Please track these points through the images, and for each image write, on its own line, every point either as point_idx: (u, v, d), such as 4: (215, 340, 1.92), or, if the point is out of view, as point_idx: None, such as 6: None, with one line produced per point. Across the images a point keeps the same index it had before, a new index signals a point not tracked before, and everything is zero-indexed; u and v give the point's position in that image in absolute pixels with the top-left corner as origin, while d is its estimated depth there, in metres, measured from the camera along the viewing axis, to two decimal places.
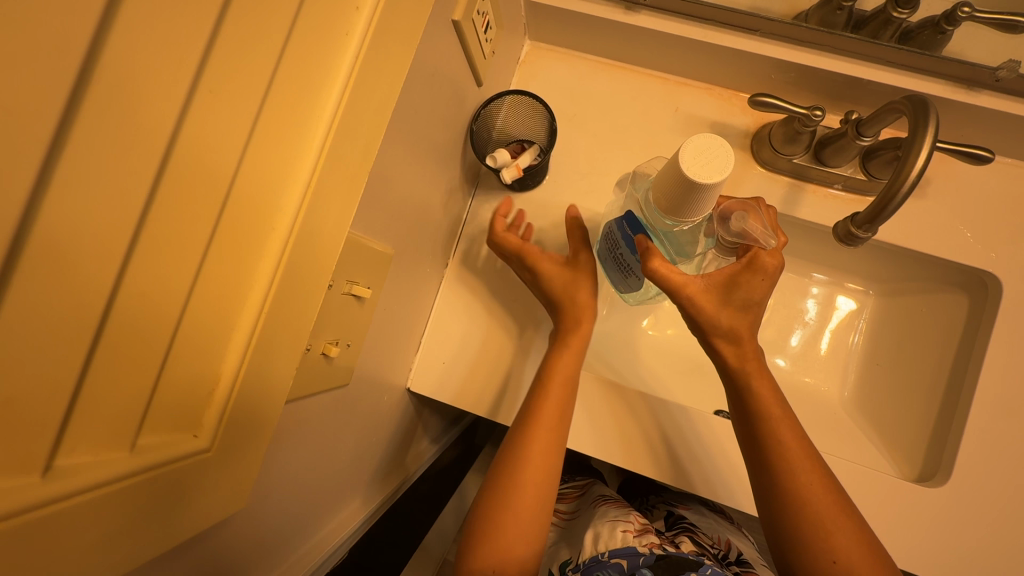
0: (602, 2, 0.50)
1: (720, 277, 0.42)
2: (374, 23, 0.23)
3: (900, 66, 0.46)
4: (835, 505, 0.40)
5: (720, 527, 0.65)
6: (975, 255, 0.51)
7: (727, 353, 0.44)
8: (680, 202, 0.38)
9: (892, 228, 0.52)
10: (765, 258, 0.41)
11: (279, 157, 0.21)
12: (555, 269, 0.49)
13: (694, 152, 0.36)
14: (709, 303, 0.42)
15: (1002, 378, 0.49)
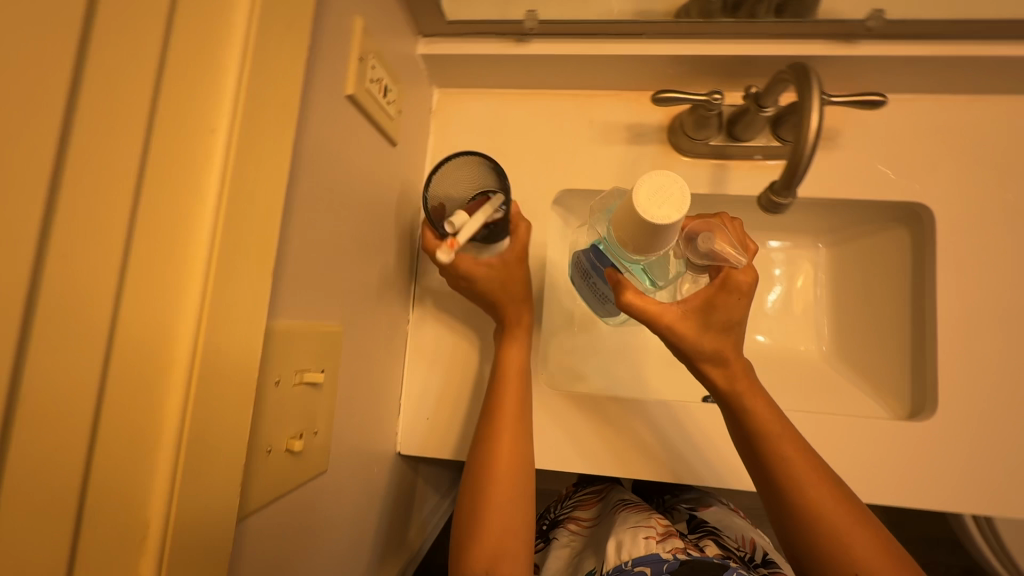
0: (494, 40, 0.52)
1: (698, 301, 0.42)
2: (242, 96, 0.21)
3: (782, 35, 0.49)
4: (845, 513, 0.40)
5: (743, 526, 0.65)
6: (902, 190, 0.53)
7: (716, 376, 0.43)
8: (643, 242, 0.37)
9: (820, 183, 0.54)
10: (738, 280, 0.40)
11: (163, 271, 0.19)
12: (489, 266, 0.47)
13: (647, 191, 0.36)
14: (689, 331, 0.41)
15: (958, 299, 0.51)
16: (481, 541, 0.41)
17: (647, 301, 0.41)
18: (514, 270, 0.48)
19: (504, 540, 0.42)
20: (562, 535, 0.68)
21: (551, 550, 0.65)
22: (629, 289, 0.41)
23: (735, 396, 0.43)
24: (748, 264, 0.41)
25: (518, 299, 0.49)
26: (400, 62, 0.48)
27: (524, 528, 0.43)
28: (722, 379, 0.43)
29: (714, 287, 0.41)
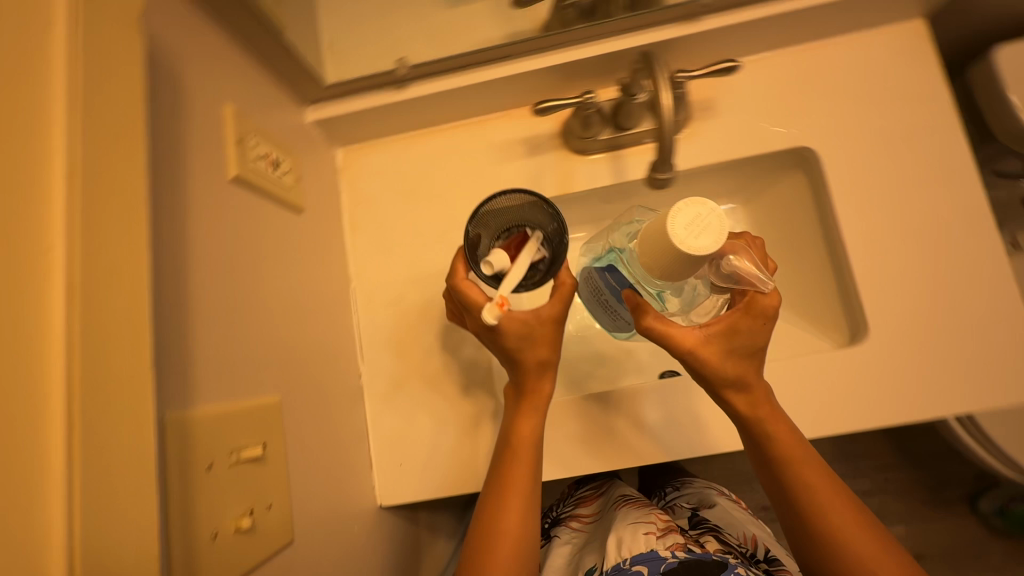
0: (376, 92, 0.55)
1: (722, 329, 0.43)
2: (72, 217, 0.22)
3: (633, 29, 0.52)
4: (861, 530, 0.42)
5: (749, 519, 0.66)
6: (789, 137, 0.56)
7: (739, 402, 0.44)
8: (670, 269, 0.39)
9: (713, 149, 0.57)
10: (762, 308, 0.41)
11: (22, 407, 0.21)
12: (526, 331, 0.45)
13: (683, 219, 0.37)
14: (711, 359, 0.42)
15: (862, 224, 0.54)
16: None
17: (670, 327, 0.43)
18: (551, 339, 0.46)
19: None
20: (564, 532, 0.72)
21: (554, 545, 0.70)
22: (653, 320, 0.43)
23: (759, 419, 0.44)
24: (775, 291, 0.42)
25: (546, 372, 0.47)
26: (288, 133, 0.49)
27: None
28: (746, 403, 0.44)
29: (736, 314, 0.42)
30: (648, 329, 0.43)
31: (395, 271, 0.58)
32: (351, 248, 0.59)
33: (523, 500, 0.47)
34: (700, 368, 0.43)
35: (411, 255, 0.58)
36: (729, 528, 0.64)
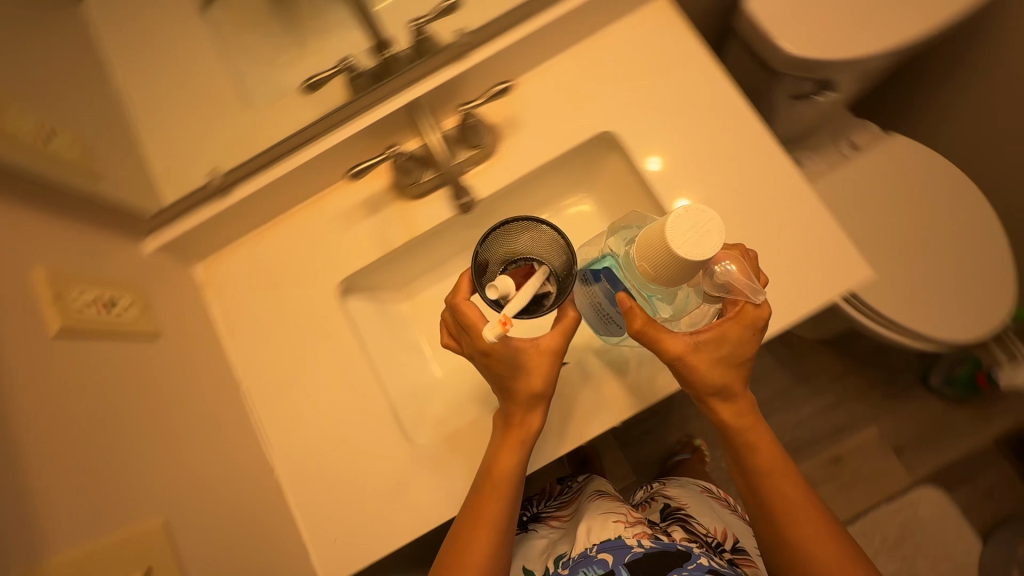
0: (207, 205, 0.59)
1: (720, 340, 0.48)
2: None
3: (414, 82, 0.59)
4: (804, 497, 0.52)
5: (711, 517, 0.88)
6: (590, 127, 0.62)
7: (721, 403, 0.51)
8: (669, 272, 0.42)
9: (532, 156, 0.62)
10: (749, 318, 0.48)
11: None
12: (524, 363, 0.49)
13: (690, 226, 0.41)
14: (701, 371, 0.49)
15: (673, 183, 0.59)
16: None
17: (662, 332, 0.47)
18: (546, 371, 0.49)
19: None
20: (542, 527, 0.80)
21: (529, 534, 0.78)
22: (644, 320, 0.46)
23: (741, 431, 0.52)
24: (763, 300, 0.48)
25: (536, 404, 0.51)
26: (124, 272, 0.53)
27: None
28: (731, 417, 0.52)
29: (732, 320, 0.48)
30: (640, 327, 0.46)
31: (281, 357, 0.60)
32: (231, 351, 0.60)
33: (497, 527, 0.51)
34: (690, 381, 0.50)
35: (291, 338, 0.61)
36: (695, 525, 0.83)
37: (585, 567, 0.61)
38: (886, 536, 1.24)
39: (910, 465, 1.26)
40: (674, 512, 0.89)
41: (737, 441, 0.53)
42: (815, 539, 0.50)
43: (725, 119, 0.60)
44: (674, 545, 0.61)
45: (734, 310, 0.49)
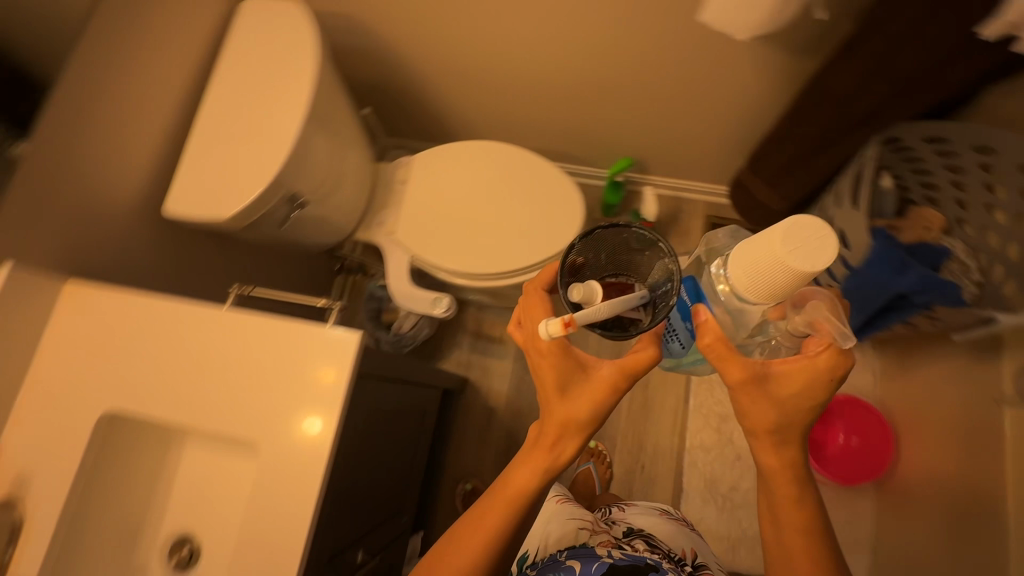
0: None
1: (795, 379, 0.60)
2: None
3: None
4: (798, 508, 0.66)
5: (680, 538, 1.00)
6: (80, 426, 0.65)
7: (774, 431, 0.62)
8: (767, 281, 0.52)
9: (52, 489, 0.63)
10: (824, 360, 0.59)
11: None
12: (585, 382, 0.63)
13: (795, 235, 0.50)
14: (761, 401, 0.61)
15: (168, 406, 0.65)
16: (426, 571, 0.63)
17: (734, 362, 0.58)
18: (601, 397, 0.62)
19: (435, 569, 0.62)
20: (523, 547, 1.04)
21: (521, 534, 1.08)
22: (713, 341, 0.57)
23: (779, 476, 0.64)
24: (846, 350, 0.59)
25: (568, 430, 0.63)
26: None
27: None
28: (775, 461, 0.64)
29: (808, 361, 0.59)
30: (710, 345, 0.57)
31: None
32: None
33: (495, 537, 0.62)
34: (741, 408, 0.62)
35: None
36: (658, 544, 0.94)
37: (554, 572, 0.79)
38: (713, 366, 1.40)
39: None
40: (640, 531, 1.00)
41: (779, 479, 0.66)
42: (793, 536, 0.66)
43: (182, 325, 0.67)
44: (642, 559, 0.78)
45: (818, 348, 0.59)
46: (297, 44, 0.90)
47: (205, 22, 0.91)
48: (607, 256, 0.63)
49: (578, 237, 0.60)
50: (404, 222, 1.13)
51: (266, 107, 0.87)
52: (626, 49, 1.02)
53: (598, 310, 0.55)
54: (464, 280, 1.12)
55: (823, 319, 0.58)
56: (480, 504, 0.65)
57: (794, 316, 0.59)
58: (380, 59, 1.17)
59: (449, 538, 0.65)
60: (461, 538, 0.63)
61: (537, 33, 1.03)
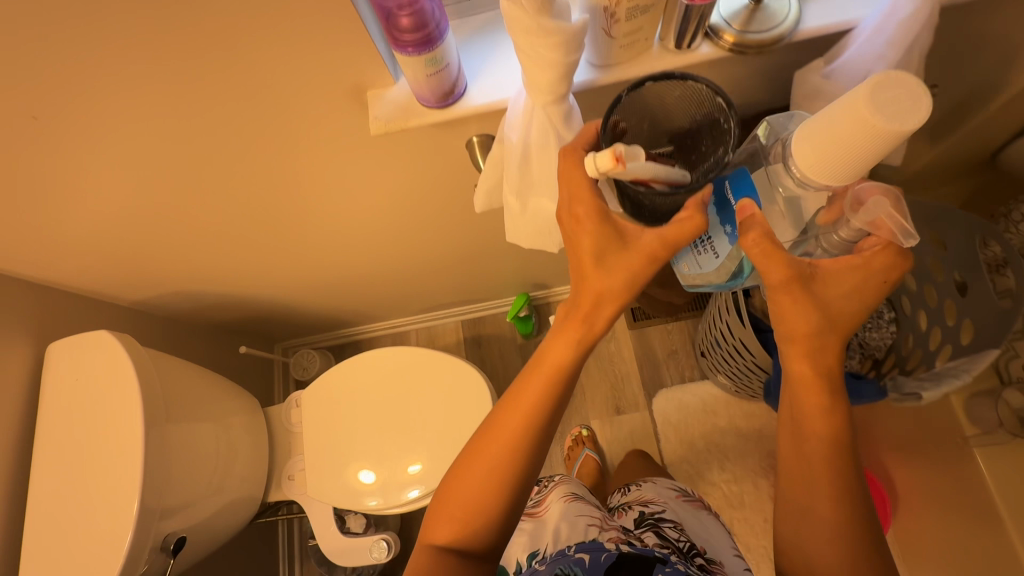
0: None
1: (845, 279, 0.51)
2: None
3: None
4: (831, 448, 0.53)
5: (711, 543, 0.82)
6: None
7: (816, 328, 0.52)
8: (841, 152, 0.45)
9: None
10: (883, 262, 0.50)
11: None
12: (621, 251, 0.52)
13: (886, 88, 0.42)
14: (802, 302, 0.51)
15: None
16: (450, 497, 0.56)
17: (780, 256, 0.48)
18: (638, 269, 0.52)
19: (458, 502, 0.55)
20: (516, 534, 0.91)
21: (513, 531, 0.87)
22: (760, 235, 0.48)
23: (811, 389, 0.53)
24: (901, 251, 0.50)
25: (602, 304, 0.54)
26: None
27: (485, 515, 0.54)
28: (809, 369, 0.53)
29: (863, 263, 0.50)
30: (754, 240, 0.48)
31: None
32: None
33: (511, 452, 0.55)
34: (776, 309, 0.52)
35: None
36: (671, 535, 0.79)
37: (561, 567, 0.59)
38: (685, 455, 1.33)
39: (630, 402, 1.40)
40: (654, 518, 0.86)
41: (810, 396, 0.54)
42: (818, 486, 0.54)
43: None
44: (653, 552, 0.60)
45: (871, 249, 0.51)
46: (121, 378, 0.83)
47: (12, 390, 0.81)
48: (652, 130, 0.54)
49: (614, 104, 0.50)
50: (312, 474, 1.06)
51: (106, 464, 0.80)
52: (471, 234, 1.00)
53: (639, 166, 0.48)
54: (399, 506, 1.02)
55: (887, 216, 0.49)
56: (511, 392, 0.58)
57: (855, 219, 0.50)
58: (239, 301, 1.13)
59: (468, 455, 0.57)
60: (480, 453, 0.56)
61: (379, 246, 1.00)
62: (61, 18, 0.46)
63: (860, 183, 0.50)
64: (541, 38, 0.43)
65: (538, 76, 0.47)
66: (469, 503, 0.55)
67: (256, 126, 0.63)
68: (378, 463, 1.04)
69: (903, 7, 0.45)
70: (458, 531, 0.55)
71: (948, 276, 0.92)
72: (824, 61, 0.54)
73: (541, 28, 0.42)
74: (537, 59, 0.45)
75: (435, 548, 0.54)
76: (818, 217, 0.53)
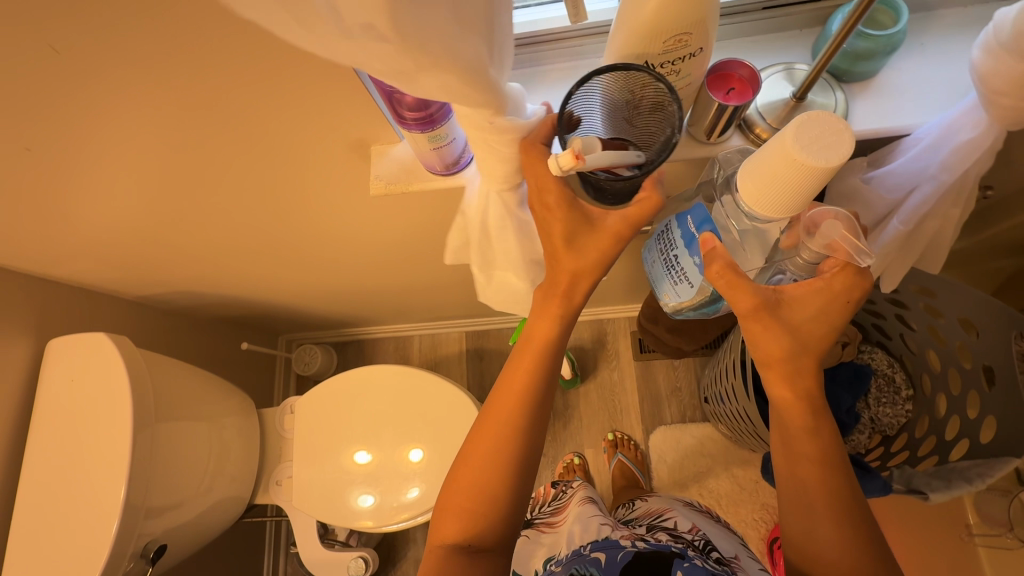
0: None
1: (812, 304, 0.48)
2: None
3: None
4: (828, 471, 0.52)
5: (725, 541, 0.77)
6: None
7: (791, 349, 0.50)
8: (778, 193, 0.39)
9: None
10: (844, 283, 0.47)
11: None
12: (592, 231, 0.50)
13: (808, 125, 0.37)
14: (773, 329, 0.48)
15: None
16: (450, 496, 0.53)
17: (744, 286, 0.45)
18: (609, 248, 0.50)
19: (459, 494, 0.53)
20: (530, 531, 0.90)
21: (528, 541, 0.85)
22: (724, 267, 0.44)
23: (795, 411, 0.52)
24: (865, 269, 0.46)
25: (580, 281, 0.52)
26: None
27: (490, 510, 0.52)
28: (787, 393, 0.52)
29: (824, 284, 0.47)
30: (717, 273, 0.45)
31: None
32: None
33: (507, 446, 0.53)
34: (747, 336, 0.50)
35: None
36: (684, 535, 0.74)
37: (578, 566, 0.64)
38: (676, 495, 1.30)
39: (626, 434, 1.38)
40: (662, 522, 0.82)
41: (792, 415, 0.53)
42: (819, 508, 0.51)
43: None
44: (667, 547, 0.65)
45: (829, 269, 0.47)
46: (114, 388, 0.83)
47: (10, 386, 0.83)
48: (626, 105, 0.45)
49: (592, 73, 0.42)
50: (300, 484, 1.07)
51: (91, 469, 0.80)
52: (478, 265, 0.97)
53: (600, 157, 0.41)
54: (389, 527, 1.03)
55: (842, 238, 0.44)
56: (501, 382, 0.56)
57: (810, 245, 0.45)
58: (243, 301, 1.13)
59: (465, 450, 0.55)
60: (478, 444, 0.54)
61: (384, 270, 0.97)
62: (50, 81, 0.43)
63: (814, 206, 0.46)
64: (496, 136, 0.43)
65: (496, 167, 0.47)
66: (473, 494, 0.52)
67: (256, 173, 0.60)
68: (371, 457, 1.05)
69: (960, 134, 0.41)
70: (466, 529, 0.52)
71: (974, 367, 0.82)
72: (867, 163, 0.50)
73: (494, 125, 0.42)
74: (492, 148, 0.45)
75: (445, 548, 0.51)
76: (778, 242, 0.48)
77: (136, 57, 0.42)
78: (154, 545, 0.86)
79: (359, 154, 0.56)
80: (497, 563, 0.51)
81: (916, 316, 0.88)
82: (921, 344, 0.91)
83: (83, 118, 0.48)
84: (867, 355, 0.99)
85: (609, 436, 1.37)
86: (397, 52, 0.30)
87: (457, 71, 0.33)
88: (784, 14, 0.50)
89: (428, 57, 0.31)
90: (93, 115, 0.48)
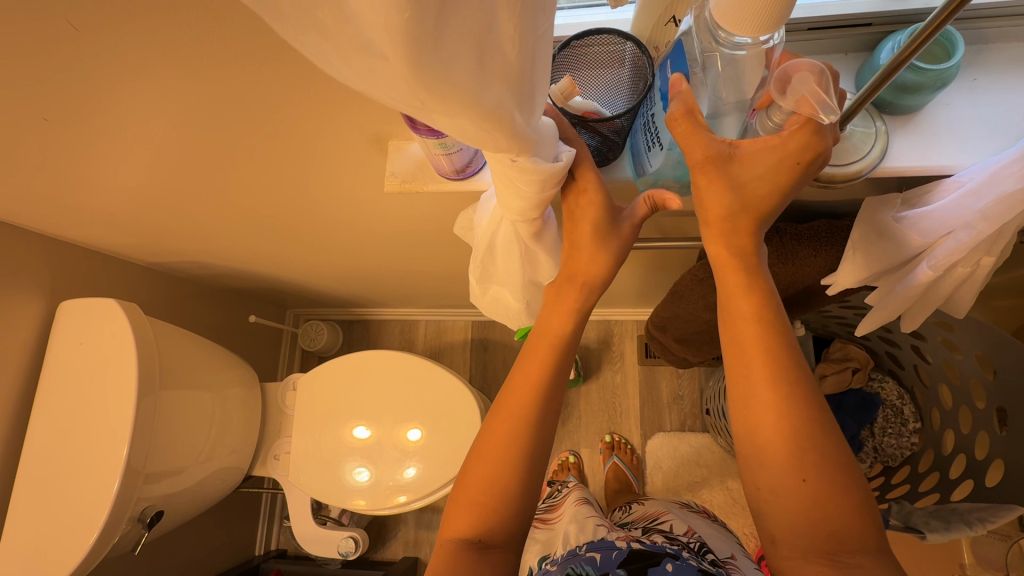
0: None
1: (761, 162, 0.45)
2: None
3: None
4: (762, 333, 0.48)
5: (721, 544, 0.75)
6: None
7: (733, 203, 0.48)
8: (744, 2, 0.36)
9: None
10: (798, 140, 0.42)
11: None
12: (619, 228, 0.52)
13: None
14: (717, 185, 0.46)
15: None
16: (465, 486, 0.52)
17: (698, 135, 0.43)
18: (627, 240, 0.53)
19: (474, 476, 0.52)
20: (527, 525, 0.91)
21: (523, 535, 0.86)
22: (682, 113, 0.42)
23: (726, 268, 0.50)
24: (824, 130, 0.42)
25: (601, 271, 0.54)
26: None
27: (510, 489, 0.51)
28: (725, 253, 0.50)
29: (777, 143, 0.44)
30: (674, 118, 0.42)
31: None
32: None
33: (527, 433, 0.52)
34: (694, 191, 0.48)
35: None
36: (680, 539, 0.72)
37: (573, 565, 0.60)
38: None
39: (623, 437, 1.38)
40: (658, 525, 0.81)
41: (727, 273, 0.50)
42: (760, 375, 0.47)
43: None
44: (663, 547, 0.62)
45: (791, 127, 0.43)
46: (121, 357, 0.83)
47: (20, 349, 0.84)
48: (614, 65, 0.48)
49: (627, 39, 0.44)
50: (295, 460, 1.08)
51: (93, 433, 0.81)
52: None
53: (585, 103, 0.48)
54: (382, 509, 1.04)
55: (809, 91, 0.40)
56: (514, 376, 0.55)
57: (782, 100, 0.42)
58: (252, 275, 1.13)
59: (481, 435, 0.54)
60: (496, 432, 0.53)
61: (392, 259, 0.96)
62: (64, 57, 0.42)
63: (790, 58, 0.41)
64: (519, 175, 0.41)
65: (512, 202, 0.45)
66: (490, 489, 0.50)
67: (270, 157, 0.59)
68: (370, 433, 1.06)
69: (1005, 184, 0.39)
70: (478, 522, 0.50)
71: (987, 411, 0.79)
72: (900, 202, 0.48)
73: (517, 164, 0.40)
74: (512, 183, 0.43)
75: (456, 543, 0.49)
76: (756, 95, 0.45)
77: (159, 36, 0.41)
78: (150, 512, 0.87)
79: (375, 145, 0.55)
80: (505, 561, 0.49)
81: (932, 348, 0.85)
82: (934, 377, 0.89)
83: (98, 93, 0.47)
84: (877, 384, 0.97)
85: (607, 437, 1.37)
86: (405, 98, 0.29)
87: (473, 118, 0.32)
88: (824, 37, 0.48)
89: (438, 104, 0.30)
90: (110, 91, 0.47)
